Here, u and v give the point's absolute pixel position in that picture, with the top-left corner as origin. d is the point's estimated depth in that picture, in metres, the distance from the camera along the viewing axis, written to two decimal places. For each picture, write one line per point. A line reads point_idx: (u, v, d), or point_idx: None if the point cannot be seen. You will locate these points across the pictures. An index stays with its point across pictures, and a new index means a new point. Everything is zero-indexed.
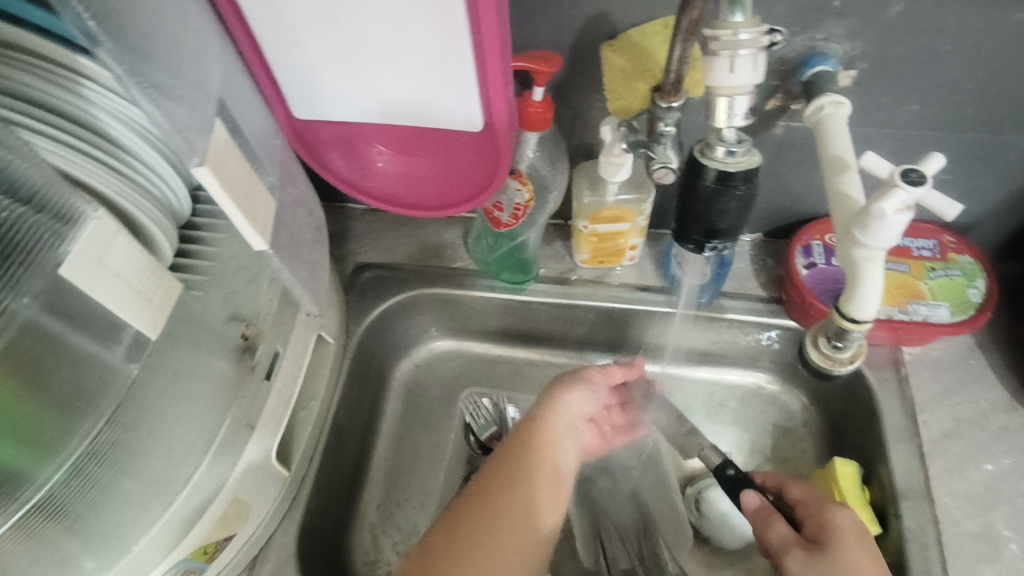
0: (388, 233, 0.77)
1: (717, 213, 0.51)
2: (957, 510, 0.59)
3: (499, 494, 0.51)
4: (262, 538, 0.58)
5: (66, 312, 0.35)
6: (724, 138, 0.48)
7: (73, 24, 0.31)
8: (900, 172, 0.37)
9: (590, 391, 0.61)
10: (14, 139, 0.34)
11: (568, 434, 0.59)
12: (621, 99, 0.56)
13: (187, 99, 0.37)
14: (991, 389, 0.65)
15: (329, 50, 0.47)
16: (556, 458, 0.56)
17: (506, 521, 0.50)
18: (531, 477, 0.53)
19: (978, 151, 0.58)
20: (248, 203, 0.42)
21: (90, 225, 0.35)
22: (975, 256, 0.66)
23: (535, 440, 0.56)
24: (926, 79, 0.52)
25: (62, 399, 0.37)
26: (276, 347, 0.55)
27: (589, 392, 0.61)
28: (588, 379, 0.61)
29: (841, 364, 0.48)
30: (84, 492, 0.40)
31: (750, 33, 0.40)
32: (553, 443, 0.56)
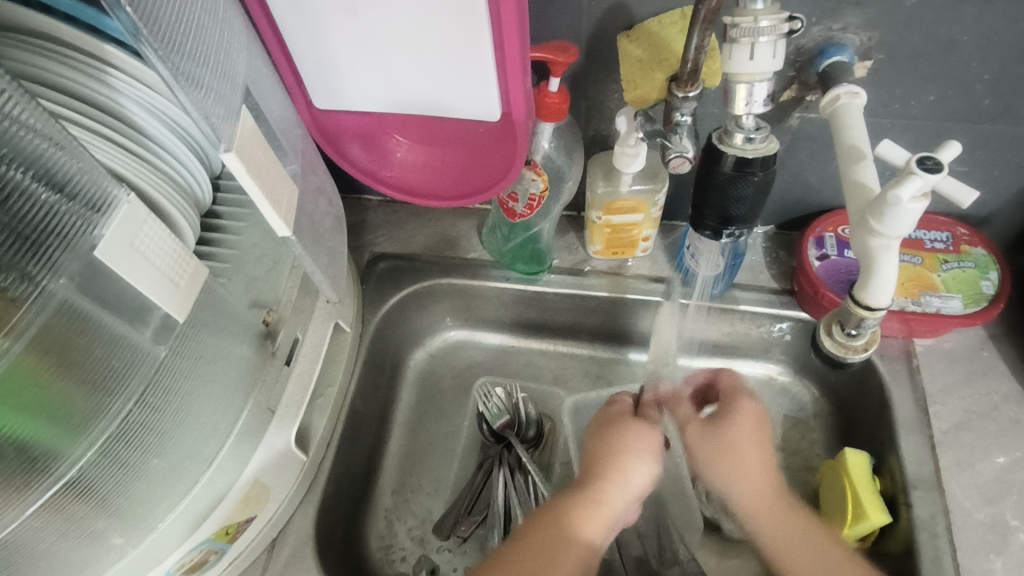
0: (403, 224, 0.78)
1: (733, 200, 0.52)
2: (967, 501, 0.59)
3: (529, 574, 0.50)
4: (280, 522, 0.60)
5: (99, 293, 0.36)
6: (742, 125, 0.49)
7: (119, 21, 0.32)
8: (916, 160, 0.37)
9: (653, 467, 0.58)
10: (65, 134, 0.34)
11: (618, 513, 0.56)
12: (638, 89, 0.54)
13: (216, 88, 0.38)
14: (1003, 381, 0.66)
15: (351, 40, 0.48)
16: (597, 538, 0.54)
17: None
18: (565, 557, 0.51)
19: (994, 142, 0.58)
20: (272, 190, 0.43)
21: (122, 210, 0.36)
22: (988, 248, 0.66)
23: (576, 520, 0.53)
24: (942, 70, 0.53)
25: (95, 378, 0.38)
26: (296, 334, 0.56)
27: (654, 467, 0.58)
28: (653, 452, 0.58)
29: (854, 352, 0.48)
30: (112, 471, 0.41)
31: (769, 21, 0.40)
32: (598, 522, 0.54)
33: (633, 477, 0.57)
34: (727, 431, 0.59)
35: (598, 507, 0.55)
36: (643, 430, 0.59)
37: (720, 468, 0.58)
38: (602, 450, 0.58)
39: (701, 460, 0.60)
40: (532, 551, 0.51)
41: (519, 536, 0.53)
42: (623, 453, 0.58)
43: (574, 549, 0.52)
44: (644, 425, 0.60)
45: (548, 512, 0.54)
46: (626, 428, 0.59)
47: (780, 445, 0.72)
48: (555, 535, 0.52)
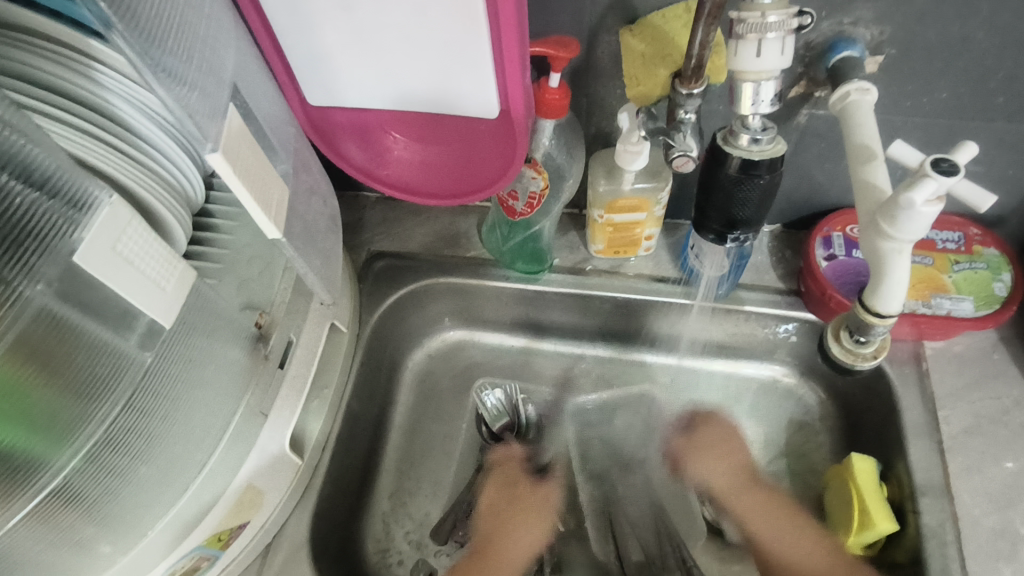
0: (401, 222, 0.77)
1: (738, 203, 0.50)
2: (978, 509, 0.58)
3: None
4: (275, 526, 0.59)
5: (79, 299, 0.35)
6: (748, 125, 0.47)
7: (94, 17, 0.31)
8: (931, 161, 0.35)
9: (547, 534, 0.66)
10: (29, 123, 0.33)
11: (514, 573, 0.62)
12: (639, 85, 0.53)
13: (200, 86, 0.37)
14: (1015, 385, 0.64)
15: (344, 35, 0.46)
16: None
17: None
18: None
19: (1009, 140, 0.56)
20: (261, 189, 0.42)
21: (103, 213, 0.35)
22: (1000, 248, 0.64)
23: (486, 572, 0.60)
24: (956, 66, 0.51)
25: (78, 385, 0.37)
26: (290, 337, 0.55)
27: (546, 535, 0.66)
28: (547, 521, 0.67)
29: (863, 359, 0.46)
30: (101, 478, 0.40)
31: (778, 16, 0.39)
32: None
33: (525, 543, 0.64)
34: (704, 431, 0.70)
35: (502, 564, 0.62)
36: (539, 500, 0.68)
37: (695, 457, 0.69)
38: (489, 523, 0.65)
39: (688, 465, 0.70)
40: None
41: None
42: (521, 520, 0.66)
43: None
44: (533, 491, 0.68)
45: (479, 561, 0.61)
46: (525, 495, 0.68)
47: (785, 449, 0.71)
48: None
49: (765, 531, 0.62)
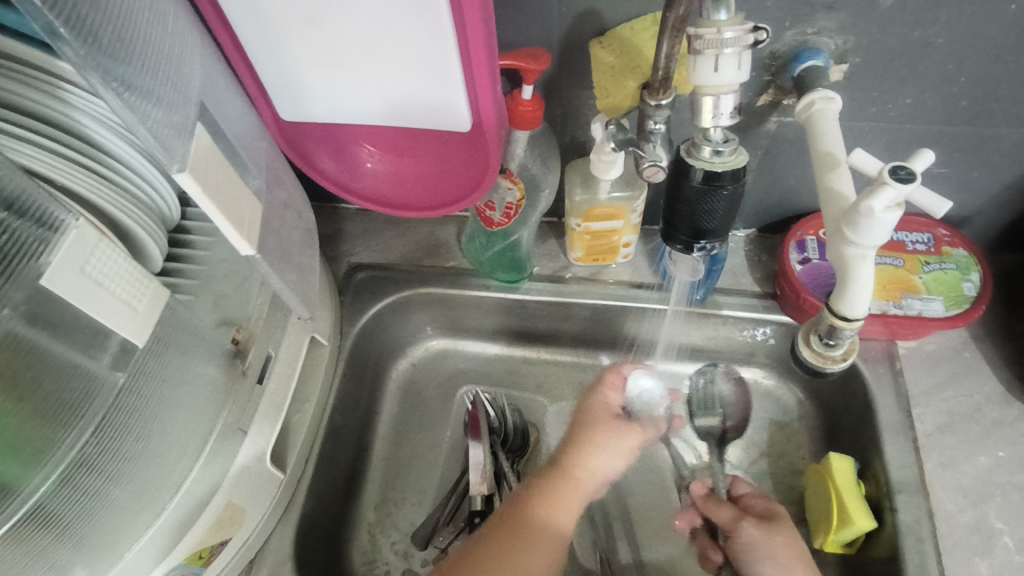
0: (381, 233, 0.77)
1: (704, 213, 0.51)
2: (952, 504, 0.59)
3: (535, 517, 0.57)
4: (258, 542, 0.58)
5: (47, 321, 0.35)
6: (710, 138, 0.48)
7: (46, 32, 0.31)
8: (889, 170, 0.37)
9: (620, 451, 0.63)
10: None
11: (602, 459, 0.62)
12: (610, 97, 0.55)
13: (166, 105, 0.37)
14: (987, 381, 0.65)
15: (313, 50, 0.46)
16: (589, 478, 0.61)
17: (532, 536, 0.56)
18: (557, 490, 0.59)
19: (971, 144, 0.57)
20: (233, 207, 0.42)
21: (72, 235, 0.35)
22: (969, 248, 0.66)
23: (569, 468, 0.61)
24: (918, 72, 0.52)
25: (48, 408, 0.37)
26: (268, 351, 0.55)
27: (620, 452, 0.63)
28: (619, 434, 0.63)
29: (833, 361, 0.48)
30: (75, 501, 0.40)
31: (734, 32, 0.39)
32: (589, 464, 0.61)
33: (603, 470, 0.62)
34: (772, 528, 0.58)
35: (583, 458, 0.61)
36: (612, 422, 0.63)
37: (764, 558, 0.57)
38: (576, 438, 0.63)
39: (745, 554, 0.58)
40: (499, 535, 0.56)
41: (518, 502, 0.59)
42: (602, 446, 0.62)
43: (537, 548, 0.55)
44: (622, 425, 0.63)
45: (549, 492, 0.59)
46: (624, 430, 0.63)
47: (766, 448, 0.72)
48: (556, 497, 0.59)
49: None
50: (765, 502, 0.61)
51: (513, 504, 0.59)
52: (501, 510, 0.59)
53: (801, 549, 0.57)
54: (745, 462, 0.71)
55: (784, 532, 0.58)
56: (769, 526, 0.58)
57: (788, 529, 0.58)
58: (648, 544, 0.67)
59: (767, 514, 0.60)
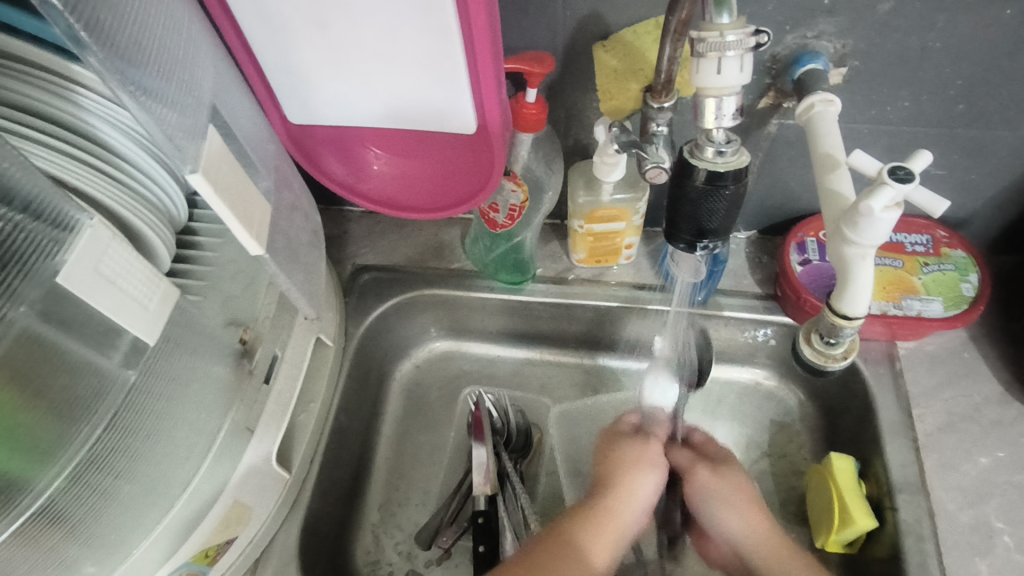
0: (385, 235, 0.78)
1: (705, 213, 0.51)
2: (952, 503, 0.60)
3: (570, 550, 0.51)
4: (263, 542, 0.59)
5: (60, 319, 0.35)
6: (713, 138, 0.48)
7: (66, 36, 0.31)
8: (888, 170, 0.38)
9: (657, 478, 0.60)
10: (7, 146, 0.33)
11: (639, 489, 0.58)
12: (614, 99, 0.57)
13: (179, 109, 0.37)
14: (986, 382, 0.66)
15: (321, 54, 0.47)
16: (628, 511, 0.56)
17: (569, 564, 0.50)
18: (595, 520, 0.54)
19: (969, 147, 0.58)
20: (243, 207, 0.42)
21: (86, 234, 0.35)
22: (968, 250, 0.66)
23: (605, 499, 0.56)
24: (916, 76, 0.53)
25: (60, 405, 0.37)
26: (275, 351, 0.55)
27: (658, 480, 0.60)
28: (652, 461, 0.61)
29: (834, 360, 0.49)
30: (85, 499, 0.40)
31: (736, 35, 0.40)
32: (627, 496, 0.57)
33: (639, 491, 0.58)
34: (727, 475, 0.60)
35: (621, 488, 0.58)
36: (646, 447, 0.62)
37: (716, 500, 0.59)
38: (611, 468, 0.59)
39: (701, 498, 0.60)
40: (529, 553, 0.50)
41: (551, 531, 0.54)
42: (632, 466, 0.60)
43: (578, 572, 0.50)
44: (647, 442, 0.62)
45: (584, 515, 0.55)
46: (649, 449, 0.62)
47: (767, 449, 0.72)
48: (596, 529, 0.54)
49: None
50: (717, 450, 0.64)
51: (545, 542, 0.52)
52: (533, 544, 0.52)
53: (752, 490, 0.59)
54: (747, 463, 0.72)
55: (737, 477, 0.60)
56: (723, 472, 0.61)
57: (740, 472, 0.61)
58: None
59: (718, 459, 0.63)
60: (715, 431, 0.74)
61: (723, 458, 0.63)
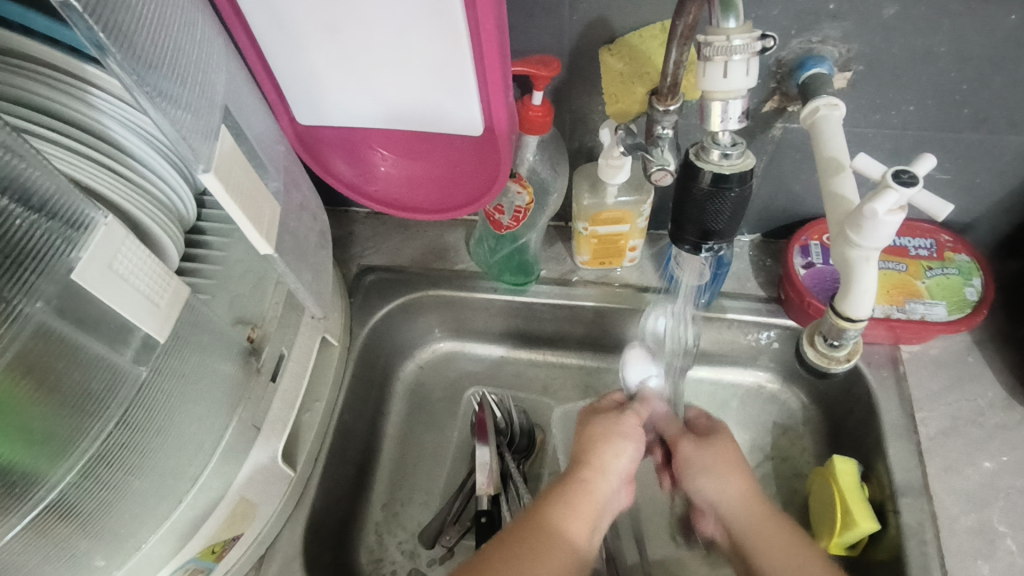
0: (391, 236, 0.78)
1: (711, 214, 0.52)
2: (954, 506, 0.60)
3: (544, 532, 0.52)
4: (268, 539, 0.59)
5: (75, 316, 0.36)
6: (719, 140, 0.49)
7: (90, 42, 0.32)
8: (892, 174, 0.38)
9: (634, 446, 0.60)
10: (25, 147, 0.33)
11: (613, 459, 0.58)
12: (619, 102, 0.57)
13: (193, 109, 0.38)
14: (989, 386, 0.66)
15: (332, 57, 0.48)
16: (605, 484, 0.57)
17: (542, 544, 0.51)
18: (569, 495, 0.55)
19: (973, 151, 0.58)
20: (253, 207, 0.43)
21: (100, 232, 0.36)
22: (971, 254, 0.67)
23: (579, 474, 0.57)
24: (920, 80, 0.53)
25: (73, 400, 0.38)
26: (282, 350, 0.56)
27: (634, 448, 0.60)
28: (624, 431, 0.60)
29: (837, 362, 0.49)
30: (95, 493, 0.41)
31: (742, 39, 0.41)
32: (603, 468, 0.58)
33: (614, 463, 0.58)
34: (712, 444, 0.61)
35: (595, 461, 0.58)
36: (621, 418, 0.61)
37: (700, 470, 0.60)
38: (587, 443, 0.60)
39: (685, 467, 0.61)
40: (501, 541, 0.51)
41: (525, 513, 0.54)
42: (604, 439, 0.60)
43: (553, 551, 0.51)
44: (619, 413, 0.62)
45: (559, 494, 0.55)
46: (620, 420, 0.61)
47: (770, 452, 0.72)
48: (570, 505, 0.54)
49: (767, 561, 0.53)
50: (709, 423, 0.64)
51: (519, 525, 0.53)
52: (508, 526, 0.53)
53: (740, 457, 0.60)
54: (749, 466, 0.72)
55: (724, 447, 0.60)
56: (708, 440, 0.61)
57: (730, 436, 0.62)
58: (654, 543, 0.68)
59: (707, 432, 0.63)
60: None
61: (712, 424, 0.64)
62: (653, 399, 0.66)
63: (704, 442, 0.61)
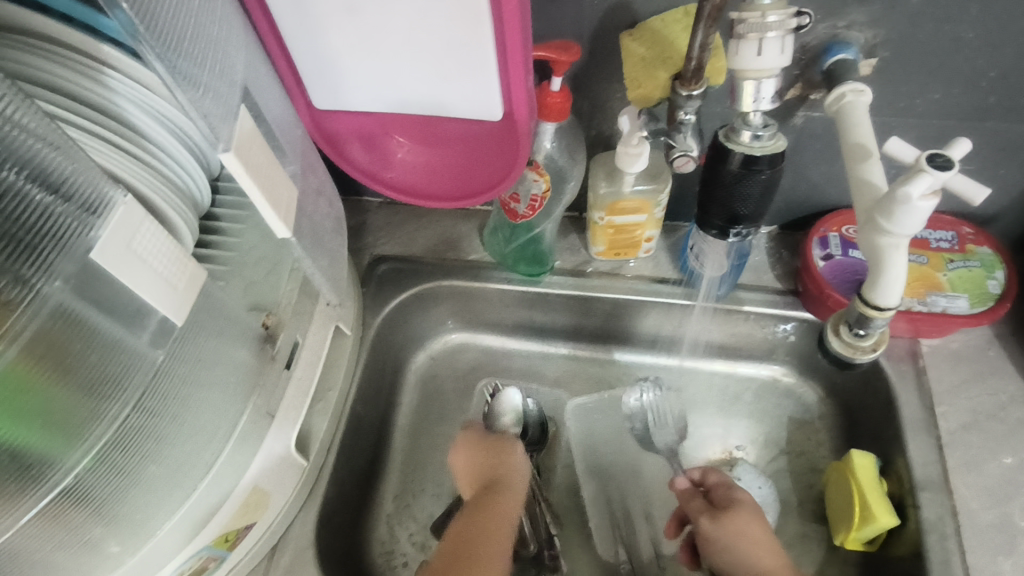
0: (404, 226, 0.78)
1: (739, 198, 0.51)
2: (975, 502, 0.59)
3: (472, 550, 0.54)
4: (280, 529, 0.59)
5: (94, 297, 0.35)
6: (750, 122, 0.48)
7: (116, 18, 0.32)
8: (926, 157, 0.37)
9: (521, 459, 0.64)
10: (59, 135, 0.34)
11: (517, 474, 0.62)
12: (641, 88, 0.53)
13: (213, 89, 0.38)
14: (1011, 380, 0.65)
15: (351, 39, 0.47)
16: (516, 498, 0.60)
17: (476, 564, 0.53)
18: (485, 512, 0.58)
19: (1000, 140, 0.57)
20: (271, 189, 0.42)
21: (118, 211, 0.36)
22: (994, 247, 0.65)
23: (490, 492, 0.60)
24: (948, 67, 0.52)
25: (90, 383, 0.37)
26: (296, 337, 0.56)
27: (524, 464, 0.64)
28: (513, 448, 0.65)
29: (863, 352, 0.48)
30: (109, 478, 0.40)
31: (778, 16, 0.40)
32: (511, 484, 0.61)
33: (517, 478, 0.62)
34: (731, 522, 0.57)
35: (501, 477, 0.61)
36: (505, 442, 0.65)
37: (728, 552, 0.56)
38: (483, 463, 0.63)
39: (711, 548, 0.58)
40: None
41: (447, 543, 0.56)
42: (500, 459, 0.63)
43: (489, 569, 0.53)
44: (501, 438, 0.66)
45: (472, 523, 0.57)
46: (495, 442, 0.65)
47: (785, 447, 0.72)
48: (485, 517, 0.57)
49: None
50: (728, 493, 0.60)
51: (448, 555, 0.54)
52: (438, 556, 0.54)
53: (768, 533, 0.56)
54: (763, 460, 0.71)
55: (749, 527, 0.57)
56: (727, 519, 0.57)
57: (751, 502, 0.59)
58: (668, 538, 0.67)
59: (728, 505, 0.59)
60: (733, 428, 0.73)
61: (731, 496, 0.60)
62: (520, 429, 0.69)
63: (725, 520, 0.57)
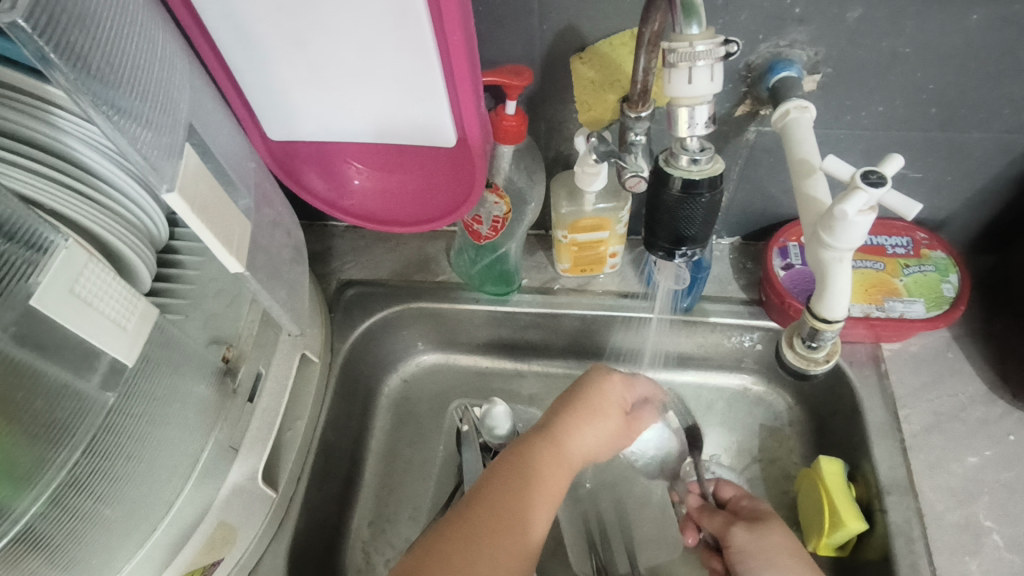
0: (372, 250, 0.78)
1: (682, 221, 0.51)
2: (940, 503, 0.60)
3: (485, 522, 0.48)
4: (250, 563, 0.57)
5: (36, 342, 0.35)
6: (687, 147, 0.49)
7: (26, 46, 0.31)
8: (861, 174, 0.39)
9: (601, 428, 0.58)
10: None
11: (590, 434, 0.57)
12: (592, 110, 0.58)
13: (154, 127, 0.37)
14: (970, 381, 0.66)
15: (300, 72, 0.48)
16: (571, 463, 0.55)
17: (484, 540, 0.47)
18: (533, 476, 0.52)
19: (944, 149, 0.59)
20: (224, 226, 0.43)
21: (60, 256, 0.35)
22: (947, 251, 0.67)
23: (546, 453, 0.54)
24: (888, 81, 0.54)
25: (38, 428, 0.37)
26: (259, 368, 0.55)
27: (602, 431, 0.58)
28: (605, 415, 0.59)
29: (816, 364, 0.49)
30: (64, 523, 0.39)
31: (705, 45, 0.41)
32: (572, 444, 0.56)
33: (581, 441, 0.57)
34: (759, 527, 0.56)
35: (565, 437, 0.56)
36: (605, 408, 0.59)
37: (764, 563, 0.54)
38: (565, 414, 0.58)
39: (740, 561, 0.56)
40: (487, 503, 0.49)
41: (507, 460, 0.53)
42: (579, 418, 0.57)
43: (507, 537, 0.48)
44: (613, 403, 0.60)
45: (501, 481, 0.51)
46: (603, 395, 0.60)
47: (758, 454, 0.72)
48: (530, 477, 0.52)
49: None
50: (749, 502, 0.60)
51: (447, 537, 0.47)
52: (443, 525, 0.49)
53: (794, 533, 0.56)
54: (737, 468, 0.71)
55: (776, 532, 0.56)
56: (755, 526, 0.57)
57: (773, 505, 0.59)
58: (645, 552, 0.67)
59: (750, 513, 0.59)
60: (706, 438, 0.74)
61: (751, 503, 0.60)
62: (641, 381, 0.64)
63: (754, 525, 0.57)
